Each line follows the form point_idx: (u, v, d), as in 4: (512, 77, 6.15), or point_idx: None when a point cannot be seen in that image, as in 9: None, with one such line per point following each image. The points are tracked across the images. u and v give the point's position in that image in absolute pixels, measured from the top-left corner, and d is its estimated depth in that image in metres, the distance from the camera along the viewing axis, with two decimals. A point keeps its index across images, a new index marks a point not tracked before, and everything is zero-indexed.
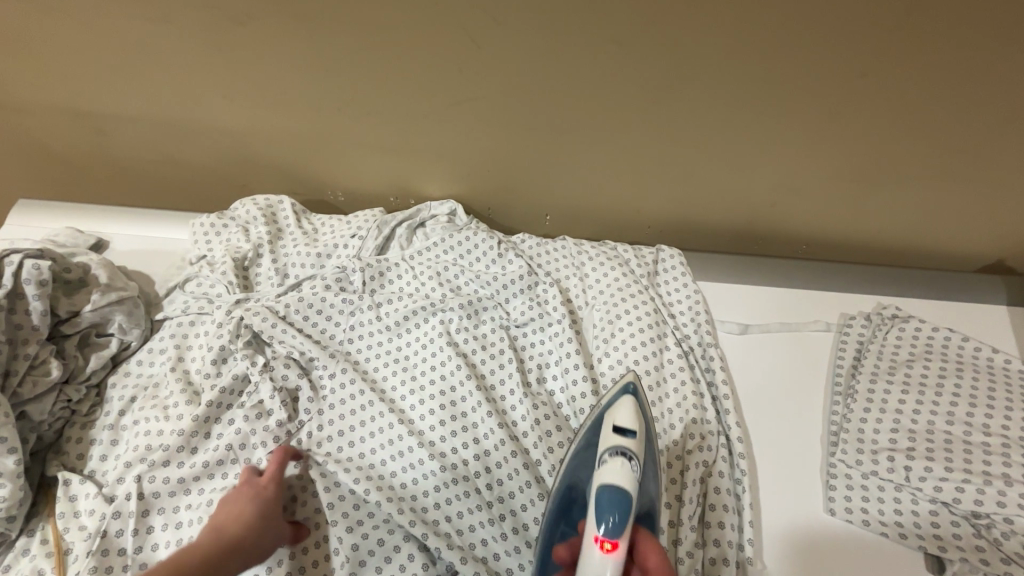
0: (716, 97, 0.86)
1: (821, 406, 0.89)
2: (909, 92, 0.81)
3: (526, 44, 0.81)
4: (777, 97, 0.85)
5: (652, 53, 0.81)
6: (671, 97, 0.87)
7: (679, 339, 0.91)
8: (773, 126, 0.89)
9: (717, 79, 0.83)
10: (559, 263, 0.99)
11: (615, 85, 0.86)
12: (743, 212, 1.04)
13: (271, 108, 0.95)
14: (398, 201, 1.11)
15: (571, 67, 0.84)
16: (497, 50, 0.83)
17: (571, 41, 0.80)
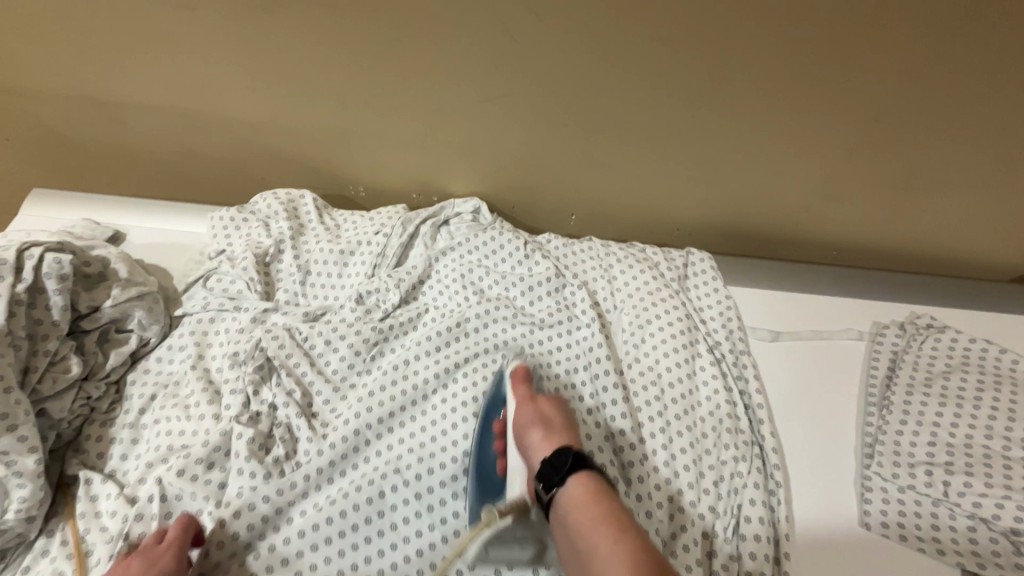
0: (756, 98, 0.83)
1: (854, 415, 0.86)
2: (958, 97, 0.79)
3: (564, 39, 0.78)
4: (820, 98, 0.82)
5: (694, 51, 0.78)
6: (711, 96, 0.84)
7: (711, 346, 0.89)
8: (813, 128, 0.86)
9: (760, 77, 0.80)
10: (587, 265, 0.97)
11: (653, 83, 0.83)
12: (776, 215, 1.01)
13: (294, 100, 0.92)
14: (420, 197, 1.09)
15: (608, 63, 0.81)
16: (532, 43, 0.80)
17: (611, 36, 0.77)
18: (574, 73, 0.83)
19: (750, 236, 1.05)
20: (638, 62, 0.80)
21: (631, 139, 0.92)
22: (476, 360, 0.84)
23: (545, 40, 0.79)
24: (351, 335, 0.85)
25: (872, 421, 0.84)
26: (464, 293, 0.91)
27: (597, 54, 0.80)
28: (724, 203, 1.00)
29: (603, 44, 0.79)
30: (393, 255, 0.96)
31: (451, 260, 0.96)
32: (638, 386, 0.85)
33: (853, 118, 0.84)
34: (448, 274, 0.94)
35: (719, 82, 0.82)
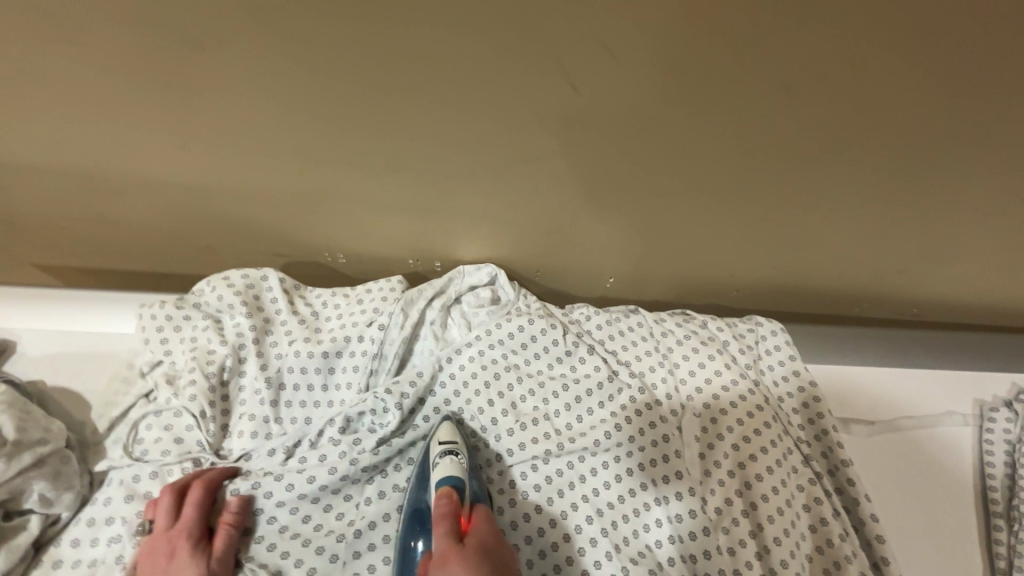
0: (868, 160, 0.64)
1: (975, 526, 0.73)
2: None
3: (629, 92, 0.56)
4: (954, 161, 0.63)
5: (803, 107, 0.57)
6: (810, 159, 0.64)
7: (809, 456, 0.71)
8: (933, 195, 0.67)
9: (893, 137, 0.60)
10: (641, 351, 0.77)
11: (739, 145, 0.62)
12: (862, 281, 0.82)
13: (249, 161, 0.67)
14: (418, 263, 0.86)
15: (684, 121, 0.59)
16: (599, 97, 0.57)
17: (695, 89, 0.56)
18: (647, 132, 0.61)
19: (829, 299, 0.87)
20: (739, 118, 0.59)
21: (701, 204, 0.72)
22: (512, 510, 0.67)
23: (619, 91, 0.56)
24: (352, 486, 0.67)
25: (1001, 539, 0.70)
26: (489, 412, 0.71)
27: (687, 108, 0.58)
28: (799, 269, 0.82)
29: (697, 96, 0.57)
30: (392, 358, 0.74)
31: (471, 359, 0.74)
32: (728, 521, 0.66)
33: (998, 186, 0.65)
34: (466, 383, 0.73)
35: (841, 141, 0.61)
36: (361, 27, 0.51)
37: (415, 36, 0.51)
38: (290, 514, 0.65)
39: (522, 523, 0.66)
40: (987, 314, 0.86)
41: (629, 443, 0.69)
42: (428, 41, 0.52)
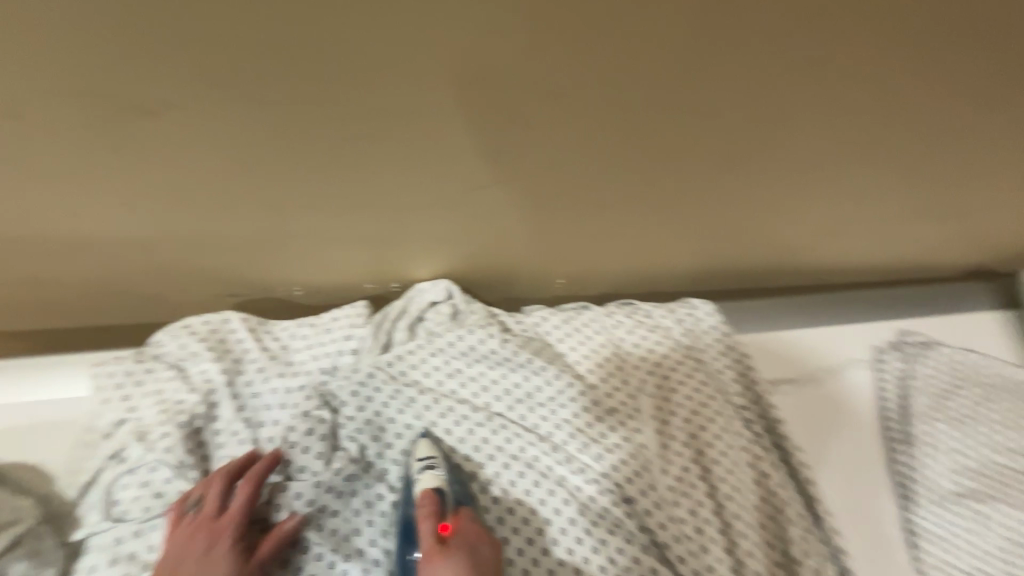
0: (763, 161, 0.74)
1: (881, 452, 0.86)
2: (954, 146, 0.75)
3: (554, 117, 0.63)
4: (828, 154, 0.75)
5: (701, 121, 0.66)
6: (715, 162, 0.73)
7: (747, 420, 0.82)
8: (817, 182, 0.79)
9: (785, 140, 0.71)
10: (596, 343, 0.84)
11: (655, 154, 0.71)
12: (771, 258, 0.95)
13: (198, 205, 0.68)
14: (376, 287, 0.89)
15: (606, 137, 0.67)
16: (538, 124, 0.63)
17: (611, 113, 0.64)
18: (582, 150, 0.68)
19: (746, 276, 0.99)
20: (661, 133, 0.67)
21: (633, 207, 0.80)
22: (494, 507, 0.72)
23: (555, 117, 0.63)
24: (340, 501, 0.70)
25: (901, 460, 0.84)
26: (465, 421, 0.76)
27: (615, 127, 0.66)
28: (721, 253, 0.93)
29: (623, 118, 0.64)
30: (368, 383, 0.77)
31: (443, 373, 0.79)
32: (686, 487, 0.75)
33: (871, 170, 0.78)
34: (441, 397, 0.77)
35: (747, 146, 0.71)
36: (315, 79, 0.54)
37: (354, 80, 0.55)
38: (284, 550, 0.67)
39: (506, 517, 0.72)
40: (873, 273, 1.02)
41: (595, 432, 0.76)
42: (379, 87, 0.56)
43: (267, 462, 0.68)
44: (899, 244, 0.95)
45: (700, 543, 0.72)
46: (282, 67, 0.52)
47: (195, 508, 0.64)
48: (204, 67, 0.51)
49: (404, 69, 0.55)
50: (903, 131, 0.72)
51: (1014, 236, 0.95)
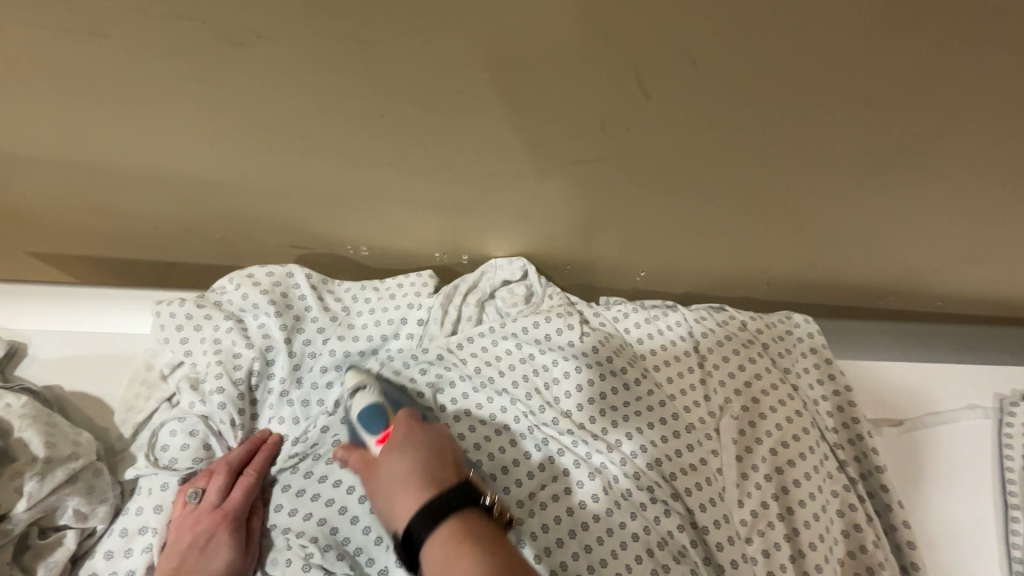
0: (913, 160, 0.63)
1: (993, 519, 0.75)
2: None
3: (679, 85, 0.53)
4: (996, 160, 0.62)
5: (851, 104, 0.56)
6: (855, 155, 0.62)
7: (841, 463, 0.73)
8: (971, 193, 0.67)
9: (962, 136, 0.59)
10: (680, 350, 0.77)
11: (786, 139, 0.60)
12: (889, 277, 0.82)
13: (272, 150, 0.63)
14: (445, 258, 0.83)
15: (734, 117, 0.57)
16: (669, 93, 0.54)
17: (748, 86, 0.53)
18: (709, 130, 0.59)
19: (854, 294, 0.87)
20: (808, 116, 0.57)
21: (746, 202, 0.70)
22: (546, 511, 0.65)
23: (687, 91, 0.54)
24: None
25: (1019, 530, 0.72)
26: (533, 414, 0.70)
27: (748, 110, 0.56)
28: (832, 266, 0.81)
29: (760, 92, 0.54)
30: (437, 359, 0.73)
31: (515, 360, 0.73)
32: (762, 524, 0.67)
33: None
34: (509, 386, 0.72)
35: (907, 139, 0.60)
36: (414, 16, 0.47)
37: (459, 21, 0.47)
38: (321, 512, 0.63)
39: (552, 526, 0.64)
40: (1005, 307, 0.88)
41: (670, 448, 0.69)
42: (484, 32, 0.48)
43: (268, 450, 0.66)
44: None
45: None
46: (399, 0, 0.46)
47: (197, 500, 0.61)
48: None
49: (521, 18, 0.47)
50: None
51: None
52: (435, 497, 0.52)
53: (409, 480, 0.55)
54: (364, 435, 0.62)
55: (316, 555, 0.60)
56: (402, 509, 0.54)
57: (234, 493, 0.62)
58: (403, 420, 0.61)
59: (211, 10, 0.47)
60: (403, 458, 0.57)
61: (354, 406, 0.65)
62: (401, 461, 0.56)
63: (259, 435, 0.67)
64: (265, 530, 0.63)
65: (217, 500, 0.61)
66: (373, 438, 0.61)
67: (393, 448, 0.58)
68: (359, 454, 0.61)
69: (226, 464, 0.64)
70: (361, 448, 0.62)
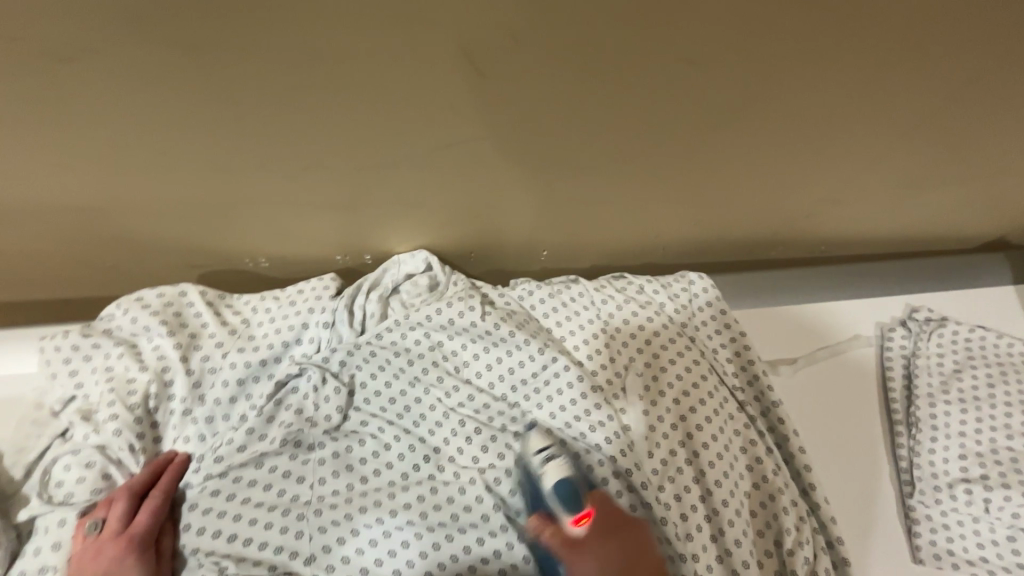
0: (751, 116, 0.68)
1: (882, 436, 0.82)
2: (957, 100, 0.69)
3: (515, 64, 0.57)
4: (822, 108, 0.68)
5: (675, 69, 0.60)
6: (701, 117, 0.67)
7: (740, 403, 0.78)
8: (812, 141, 0.73)
9: (802, 83, 0.64)
10: (583, 318, 0.80)
11: (631, 106, 0.64)
12: (768, 229, 0.89)
13: (140, 166, 0.63)
14: (348, 260, 0.84)
15: (576, 88, 0.61)
16: (520, 59, 0.57)
17: (578, 59, 0.57)
18: (567, 96, 0.62)
19: (744, 249, 0.93)
20: (656, 74, 0.61)
21: (623, 168, 0.74)
22: (461, 499, 0.66)
23: (522, 70, 0.58)
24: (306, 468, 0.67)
25: (903, 443, 0.80)
26: (443, 399, 0.72)
27: (584, 82, 0.60)
28: (719, 222, 0.87)
29: (591, 65, 0.58)
30: (344, 357, 0.73)
31: (423, 349, 0.75)
32: (671, 471, 0.70)
33: (893, 121, 0.71)
34: (418, 375, 0.73)
35: (746, 95, 0.65)
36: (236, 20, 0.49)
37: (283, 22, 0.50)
38: (235, 520, 0.63)
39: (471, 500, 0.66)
40: (879, 245, 0.95)
41: (574, 412, 0.71)
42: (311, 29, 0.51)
43: (174, 470, 0.65)
44: (904, 212, 0.89)
45: (685, 528, 0.68)
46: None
47: (97, 530, 0.59)
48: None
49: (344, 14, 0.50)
50: (936, 74, 0.65)
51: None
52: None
53: None
54: (558, 512, 0.60)
55: (233, 563, 0.60)
56: None
57: (138, 517, 0.61)
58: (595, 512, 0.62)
59: (32, 8, 0.46)
60: (615, 544, 0.61)
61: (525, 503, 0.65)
62: (612, 553, 0.60)
63: (163, 458, 0.66)
64: (178, 550, 0.62)
65: (121, 527, 0.60)
66: (570, 518, 0.59)
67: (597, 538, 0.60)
68: (554, 528, 0.60)
69: (128, 497, 0.62)
70: (554, 522, 0.61)
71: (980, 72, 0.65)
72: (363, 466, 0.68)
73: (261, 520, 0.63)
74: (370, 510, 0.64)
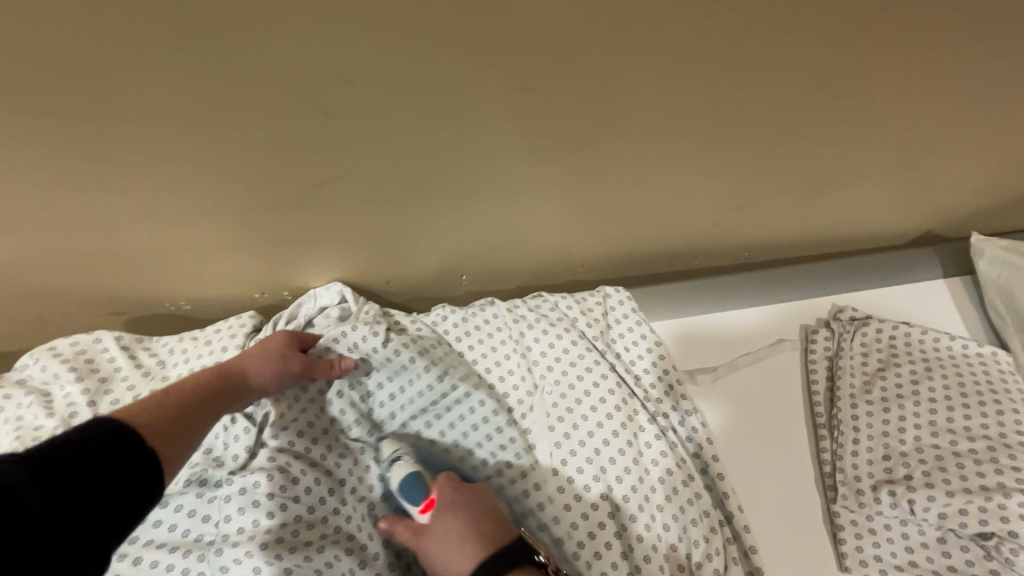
0: (624, 133, 0.70)
1: (806, 441, 0.81)
2: (824, 99, 0.70)
3: (371, 99, 0.60)
4: (692, 121, 0.70)
5: (531, 93, 0.63)
6: (574, 136, 0.70)
7: (653, 414, 0.77)
8: (695, 151, 0.75)
9: (663, 99, 0.66)
10: (495, 340, 0.82)
11: (501, 132, 0.67)
12: (681, 239, 0.89)
13: (42, 221, 0.67)
14: (268, 297, 0.87)
15: (439, 116, 0.64)
16: (378, 92, 0.60)
17: (431, 91, 0.60)
18: (437, 121, 0.64)
19: (663, 261, 0.94)
20: (519, 97, 0.63)
21: (515, 190, 0.76)
22: (363, 531, 0.69)
23: (378, 105, 0.61)
24: (212, 505, 0.67)
25: (825, 446, 0.79)
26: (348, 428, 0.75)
27: (444, 111, 0.63)
28: (633, 236, 0.88)
29: (444, 95, 0.61)
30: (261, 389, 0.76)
31: (331, 380, 0.77)
32: (578, 488, 0.72)
33: (774, 126, 0.73)
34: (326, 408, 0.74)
35: (611, 114, 0.67)
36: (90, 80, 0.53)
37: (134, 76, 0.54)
38: (139, 563, 0.63)
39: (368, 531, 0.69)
40: (800, 248, 0.96)
41: (482, 434, 0.75)
42: (161, 79, 0.55)
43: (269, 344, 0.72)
44: (815, 214, 0.89)
45: (595, 546, 0.68)
46: (72, 35, 0.50)
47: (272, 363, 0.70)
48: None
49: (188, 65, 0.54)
50: (799, 79, 0.67)
51: (937, 193, 0.88)
52: (489, 555, 0.57)
53: (462, 543, 0.60)
54: (407, 505, 0.67)
55: None
56: (456, 565, 0.59)
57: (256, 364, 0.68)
58: (446, 482, 0.66)
59: None
60: (452, 518, 0.62)
61: (394, 475, 0.69)
62: (449, 523, 0.62)
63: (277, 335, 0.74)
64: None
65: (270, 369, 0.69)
66: (417, 507, 0.66)
67: (441, 514, 0.63)
68: (402, 523, 0.65)
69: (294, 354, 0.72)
70: (404, 518, 0.66)
71: (841, 73, 0.67)
72: (268, 500, 0.66)
73: (163, 562, 0.63)
74: (267, 547, 0.63)
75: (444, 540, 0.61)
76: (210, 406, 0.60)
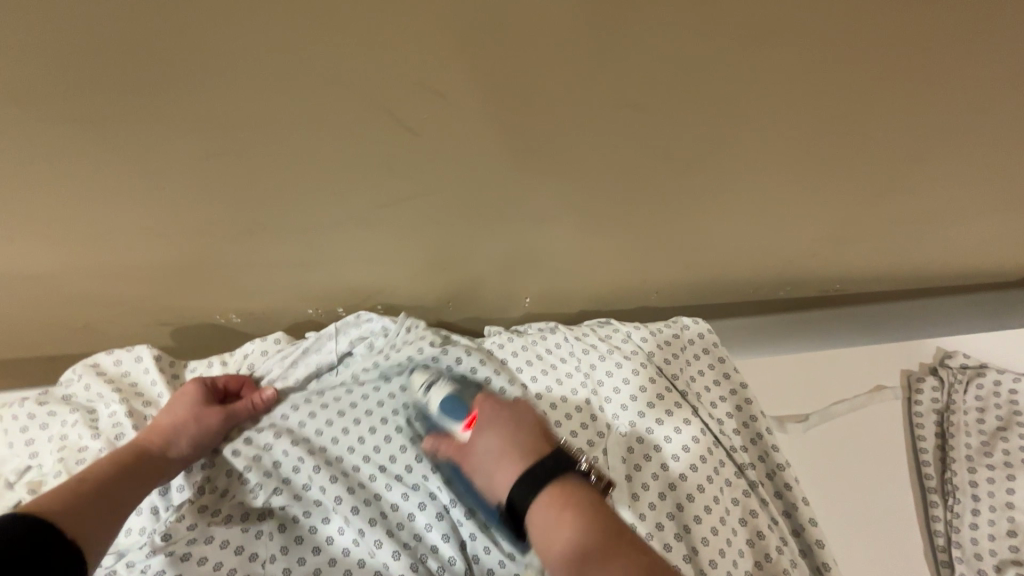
0: (724, 153, 0.62)
1: (912, 506, 0.72)
2: (960, 120, 0.60)
3: (446, 109, 0.53)
4: (802, 142, 0.61)
5: (626, 106, 0.55)
6: (666, 154, 0.62)
7: (740, 464, 0.69)
8: (800, 174, 0.66)
9: (775, 116, 0.58)
10: (563, 371, 0.75)
11: (587, 147, 0.60)
12: (768, 268, 0.81)
13: (88, 232, 0.63)
14: (319, 312, 0.81)
15: (519, 129, 0.56)
16: (456, 100, 0.53)
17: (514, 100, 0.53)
18: (517, 134, 0.57)
19: (744, 291, 0.85)
20: (609, 109, 0.55)
21: (593, 210, 0.69)
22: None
23: (454, 115, 0.54)
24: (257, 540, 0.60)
25: (938, 515, 0.69)
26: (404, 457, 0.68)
27: (526, 123, 0.56)
28: (712, 263, 0.80)
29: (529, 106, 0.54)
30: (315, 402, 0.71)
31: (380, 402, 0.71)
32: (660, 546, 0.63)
33: (895, 148, 0.63)
34: (382, 442, 0.68)
35: (713, 131, 0.59)
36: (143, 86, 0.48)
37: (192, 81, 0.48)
38: None
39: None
40: (901, 281, 0.85)
41: None
42: (220, 84, 0.49)
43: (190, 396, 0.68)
44: (923, 246, 0.79)
45: None
46: (126, 33, 0.44)
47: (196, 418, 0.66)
48: (31, 40, 0.44)
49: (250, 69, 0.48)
50: (936, 97, 0.57)
51: None
52: (536, 462, 0.53)
53: (501, 454, 0.56)
54: (449, 424, 0.63)
55: None
56: (500, 480, 0.56)
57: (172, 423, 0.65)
58: (485, 401, 0.62)
59: None
60: (494, 434, 0.58)
61: (431, 400, 0.66)
62: (492, 440, 0.58)
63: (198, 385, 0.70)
64: None
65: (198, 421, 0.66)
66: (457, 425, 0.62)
67: (483, 430, 0.59)
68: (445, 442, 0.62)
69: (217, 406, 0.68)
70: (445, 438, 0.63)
71: (986, 91, 0.57)
72: (315, 535, 0.61)
73: None
74: None
75: (487, 454, 0.57)
76: (133, 488, 0.59)
